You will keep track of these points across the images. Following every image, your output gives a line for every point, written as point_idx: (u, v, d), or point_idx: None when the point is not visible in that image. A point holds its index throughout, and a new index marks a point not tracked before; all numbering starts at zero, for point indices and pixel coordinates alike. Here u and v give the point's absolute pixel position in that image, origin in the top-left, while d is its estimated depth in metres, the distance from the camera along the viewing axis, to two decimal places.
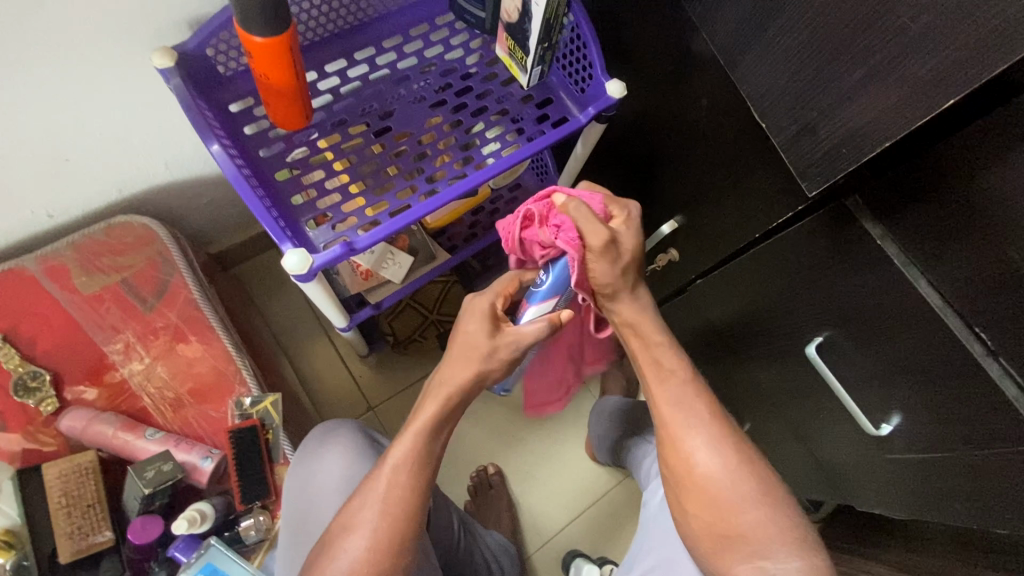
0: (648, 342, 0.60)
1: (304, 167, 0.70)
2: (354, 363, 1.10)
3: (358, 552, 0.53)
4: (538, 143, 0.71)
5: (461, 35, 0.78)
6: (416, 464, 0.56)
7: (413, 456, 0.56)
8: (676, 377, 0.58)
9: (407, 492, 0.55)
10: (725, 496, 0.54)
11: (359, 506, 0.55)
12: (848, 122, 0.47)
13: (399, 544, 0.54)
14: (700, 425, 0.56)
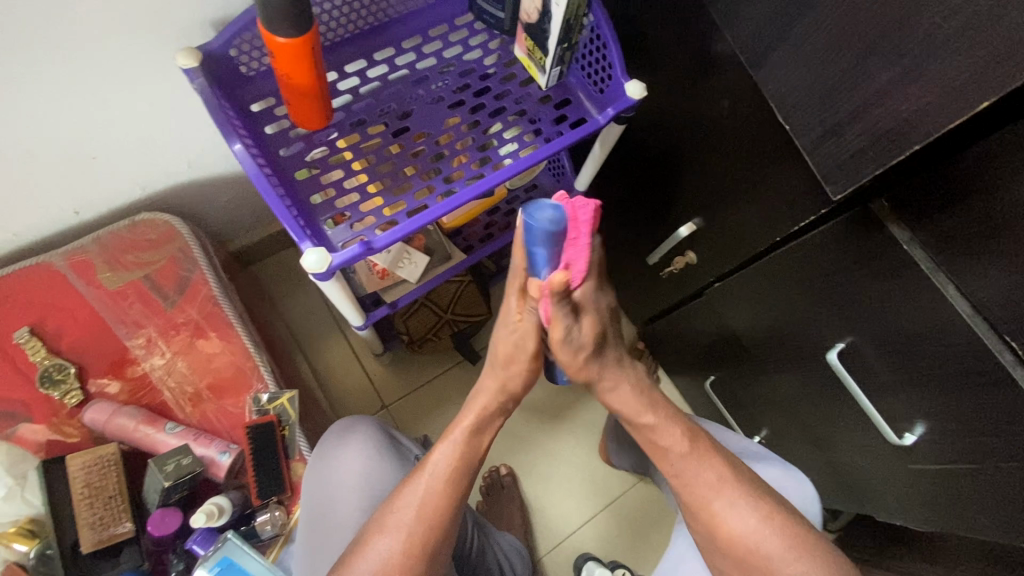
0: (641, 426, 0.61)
1: (323, 167, 0.71)
2: (369, 361, 1.11)
3: (392, 554, 0.54)
4: (555, 144, 0.70)
5: (480, 35, 0.78)
6: (454, 475, 0.57)
7: (452, 466, 0.57)
8: (676, 454, 0.59)
9: (448, 502, 0.56)
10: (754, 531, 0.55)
11: (394, 508, 0.56)
12: (875, 125, 0.46)
13: (425, 548, 0.55)
14: (721, 489, 0.58)
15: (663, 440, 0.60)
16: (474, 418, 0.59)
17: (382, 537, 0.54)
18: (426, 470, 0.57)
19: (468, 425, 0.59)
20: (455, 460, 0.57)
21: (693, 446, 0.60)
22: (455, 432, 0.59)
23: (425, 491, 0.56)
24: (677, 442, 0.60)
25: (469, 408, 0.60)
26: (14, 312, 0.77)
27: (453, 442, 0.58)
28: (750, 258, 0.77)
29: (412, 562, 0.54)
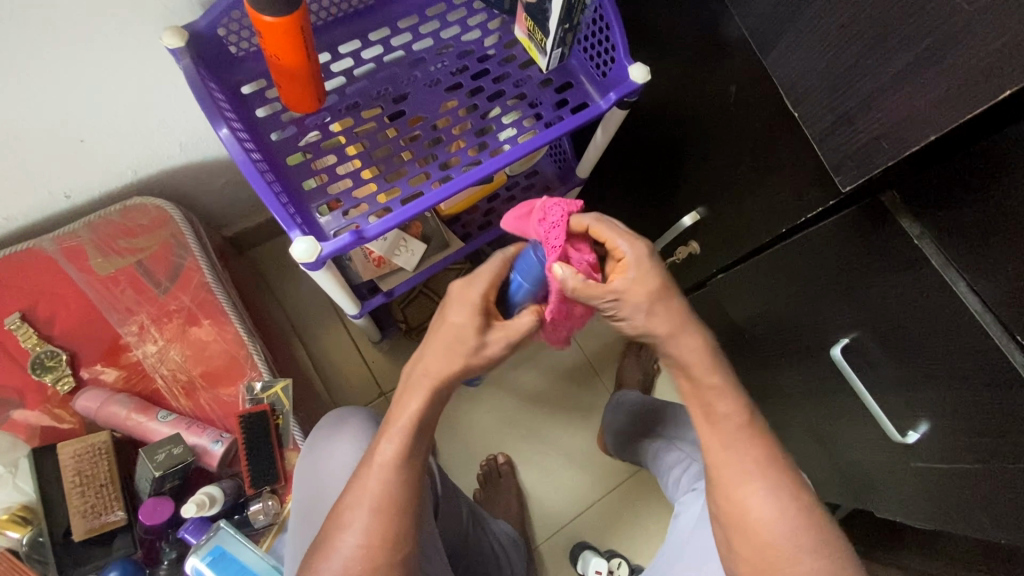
0: (703, 386, 0.54)
1: (316, 152, 0.69)
2: (367, 349, 1.10)
3: (353, 550, 0.52)
4: (554, 129, 0.68)
5: (479, 15, 0.75)
6: (403, 464, 0.54)
7: (400, 457, 0.54)
8: (727, 419, 0.55)
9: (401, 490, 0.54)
10: None
11: (352, 504, 0.54)
12: (887, 115, 0.44)
13: (384, 539, 0.53)
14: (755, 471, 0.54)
15: (721, 402, 0.54)
16: (414, 408, 0.54)
17: (339, 534, 0.53)
18: (373, 463, 0.54)
19: (411, 414, 0.54)
20: (402, 450, 0.54)
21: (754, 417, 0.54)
22: (395, 424, 0.54)
23: (378, 486, 0.54)
24: (737, 411, 0.54)
25: (405, 398, 0.55)
26: (6, 297, 0.76)
27: (396, 432, 0.54)
28: (755, 249, 0.75)
29: (375, 555, 0.53)
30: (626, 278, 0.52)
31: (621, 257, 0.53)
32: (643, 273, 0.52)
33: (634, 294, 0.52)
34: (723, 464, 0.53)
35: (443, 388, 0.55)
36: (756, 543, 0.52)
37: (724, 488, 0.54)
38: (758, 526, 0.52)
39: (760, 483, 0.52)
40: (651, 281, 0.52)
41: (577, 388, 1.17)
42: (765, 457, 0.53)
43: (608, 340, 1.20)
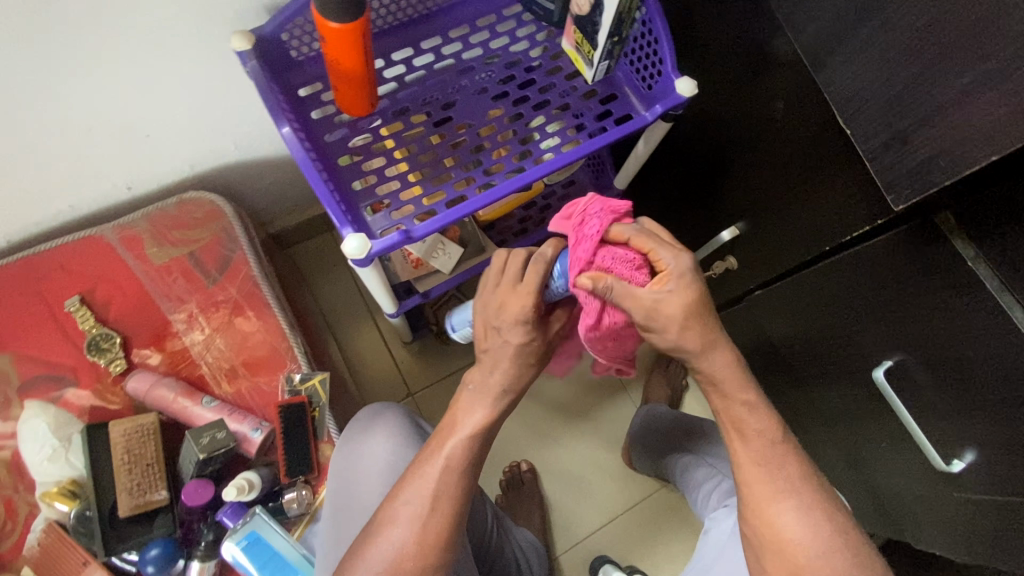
0: (733, 402, 0.54)
1: (365, 153, 0.71)
2: (397, 349, 1.12)
3: (405, 544, 0.53)
4: (599, 140, 0.69)
5: (528, 26, 0.77)
6: (462, 466, 0.55)
7: (459, 460, 0.55)
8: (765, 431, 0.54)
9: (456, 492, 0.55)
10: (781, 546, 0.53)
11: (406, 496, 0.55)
12: (947, 133, 0.43)
13: (433, 535, 0.54)
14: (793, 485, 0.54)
15: (755, 418, 0.53)
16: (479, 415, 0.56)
17: (391, 525, 0.54)
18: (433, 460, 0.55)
19: (484, 418, 0.56)
20: (464, 454, 0.55)
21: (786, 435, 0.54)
22: (460, 429, 0.56)
23: (436, 485, 0.54)
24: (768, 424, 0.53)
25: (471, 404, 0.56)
26: (67, 281, 0.80)
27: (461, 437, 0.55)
28: (796, 266, 0.74)
29: (426, 550, 0.53)
30: (665, 288, 0.50)
31: (663, 271, 0.51)
32: (681, 289, 0.50)
33: (671, 307, 0.50)
34: (753, 484, 0.53)
35: (505, 399, 0.57)
36: (792, 561, 0.51)
37: (750, 506, 0.53)
38: (785, 547, 0.51)
39: (788, 502, 0.52)
40: (692, 297, 0.50)
41: (603, 399, 1.16)
42: (796, 479, 0.52)
43: (637, 353, 1.19)
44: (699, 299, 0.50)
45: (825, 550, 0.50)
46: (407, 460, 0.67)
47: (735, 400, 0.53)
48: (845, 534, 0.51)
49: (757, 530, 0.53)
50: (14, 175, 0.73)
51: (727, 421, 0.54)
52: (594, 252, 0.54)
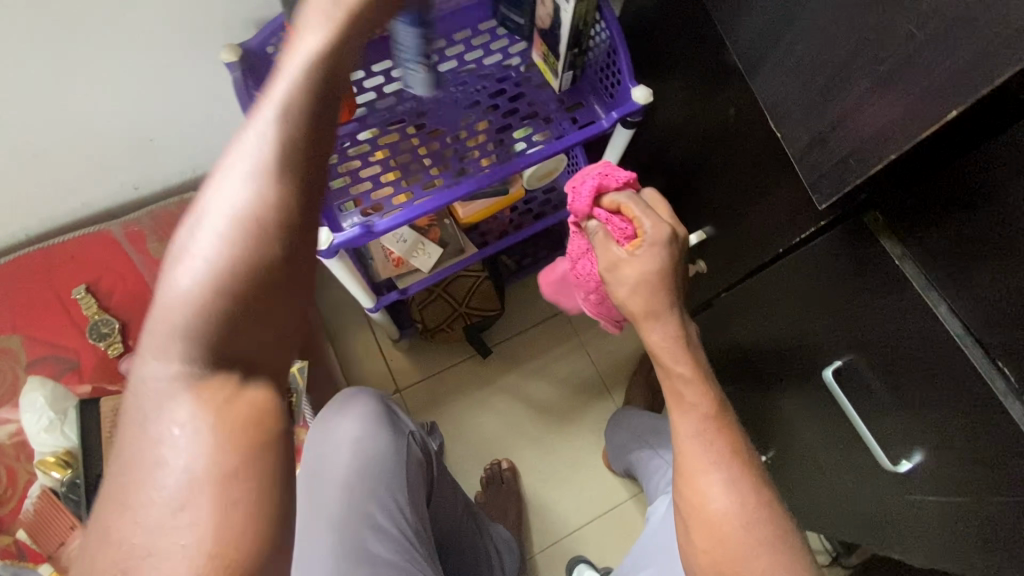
0: (670, 372, 0.62)
1: (343, 156, 0.76)
2: (388, 348, 1.18)
3: None
4: (558, 144, 0.73)
5: (501, 40, 0.82)
6: (212, 339, 0.40)
7: (203, 325, 0.40)
8: (697, 411, 0.60)
9: (216, 378, 0.39)
10: (715, 530, 0.56)
11: (135, 421, 0.39)
12: (856, 134, 0.46)
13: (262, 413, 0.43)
14: (727, 471, 0.57)
15: (690, 392, 0.60)
16: (219, 256, 0.40)
17: None
18: (153, 358, 0.40)
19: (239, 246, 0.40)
20: (202, 318, 0.39)
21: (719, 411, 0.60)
22: (170, 289, 0.40)
23: (180, 356, 0.39)
24: (703, 401, 0.60)
25: (204, 249, 0.40)
26: (75, 270, 0.87)
27: (184, 298, 0.40)
28: (754, 268, 0.76)
29: None
30: (637, 250, 0.64)
31: (641, 236, 0.65)
32: (649, 256, 0.64)
33: (634, 266, 0.64)
34: (689, 453, 0.59)
35: (282, 226, 0.42)
36: (721, 536, 0.56)
37: (688, 480, 0.58)
38: (713, 519, 0.56)
39: (718, 474, 0.57)
40: (655, 264, 0.63)
41: (586, 402, 1.18)
42: (722, 450, 0.58)
43: (621, 358, 1.21)
44: (662, 268, 0.63)
45: (747, 529, 0.55)
46: (375, 443, 0.72)
47: (672, 373, 0.61)
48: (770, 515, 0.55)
49: (691, 502, 0.58)
50: (33, 175, 0.82)
51: (669, 393, 0.62)
52: (587, 206, 0.70)
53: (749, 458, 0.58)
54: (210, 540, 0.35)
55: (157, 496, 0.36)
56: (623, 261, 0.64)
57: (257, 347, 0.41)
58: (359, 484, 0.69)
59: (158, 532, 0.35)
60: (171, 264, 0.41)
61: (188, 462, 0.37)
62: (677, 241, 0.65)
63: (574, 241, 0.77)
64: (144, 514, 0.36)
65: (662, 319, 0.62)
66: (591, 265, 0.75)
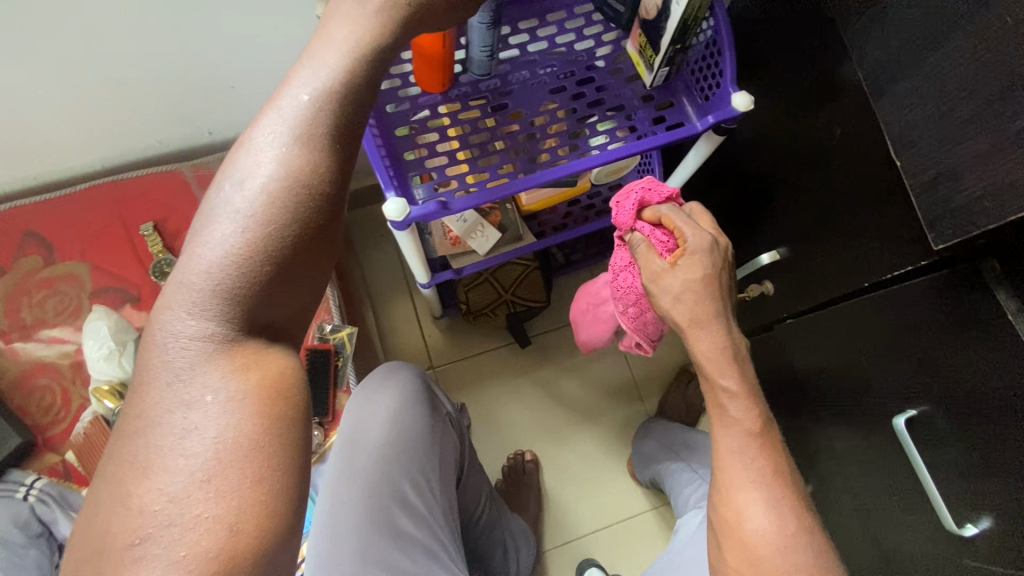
0: (714, 386, 0.58)
1: (421, 127, 0.74)
2: (427, 324, 1.18)
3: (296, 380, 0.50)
4: (625, 150, 0.70)
5: (596, 27, 0.79)
6: (245, 303, 0.39)
7: (237, 287, 0.38)
8: (740, 427, 0.56)
9: (244, 342, 0.39)
10: (756, 557, 0.52)
11: (153, 380, 0.37)
12: (997, 175, 0.42)
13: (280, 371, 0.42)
14: (774, 502, 0.53)
15: (733, 407, 0.57)
16: (262, 215, 0.39)
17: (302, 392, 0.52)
18: (180, 314, 0.38)
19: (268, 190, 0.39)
20: (237, 275, 0.38)
21: (764, 430, 0.56)
22: (207, 243, 0.39)
23: (205, 317, 0.38)
24: (748, 418, 0.56)
25: (242, 207, 0.39)
26: (147, 208, 0.89)
27: (222, 254, 0.38)
28: (829, 300, 0.73)
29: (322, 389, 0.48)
30: (683, 257, 0.62)
31: (685, 246, 0.63)
32: (696, 264, 0.61)
33: (680, 276, 0.61)
34: (730, 468, 0.55)
35: (325, 193, 0.41)
36: (755, 559, 0.52)
37: (724, 496, 0.55)
38: (747, 538, 0.53)
39: (757, 494, 0.53)
40: (699, 272, 0.60)
41: (618, 406, 1.16)
42: (761, 471, 0.54)
43: (661, 367, 1.19)
44: (710, 276, 0.61)
45: (784, 557, 0.51)
46: (411, 419, 0.71)
47: (717, 386, 0.58)
48: (815, 555, 0.52)
49: (725, 520, 0.55)
50: (118, 108, 0.83)
51: (711, 405, 0.59)
52: (631, 221, 0.69)
53: (794, 484, 0.55)
54: (235, 511, 0.34)
55: (182, 462, 0.35)
56: (666, 271, 0.62)
57: (286, 314, 0.41)
58: (395, 459, 0.68)
59: (184, 498, 0.34)
60: (209, 219, 0.39)
61: (217, 428, 0.36)
62: (719, 249, 0.63)
63: (616, 254, 0.75)
64: (168, 481, 0.34)
65: (712, 329, 0.59)
66: (631, 279, 0.72)
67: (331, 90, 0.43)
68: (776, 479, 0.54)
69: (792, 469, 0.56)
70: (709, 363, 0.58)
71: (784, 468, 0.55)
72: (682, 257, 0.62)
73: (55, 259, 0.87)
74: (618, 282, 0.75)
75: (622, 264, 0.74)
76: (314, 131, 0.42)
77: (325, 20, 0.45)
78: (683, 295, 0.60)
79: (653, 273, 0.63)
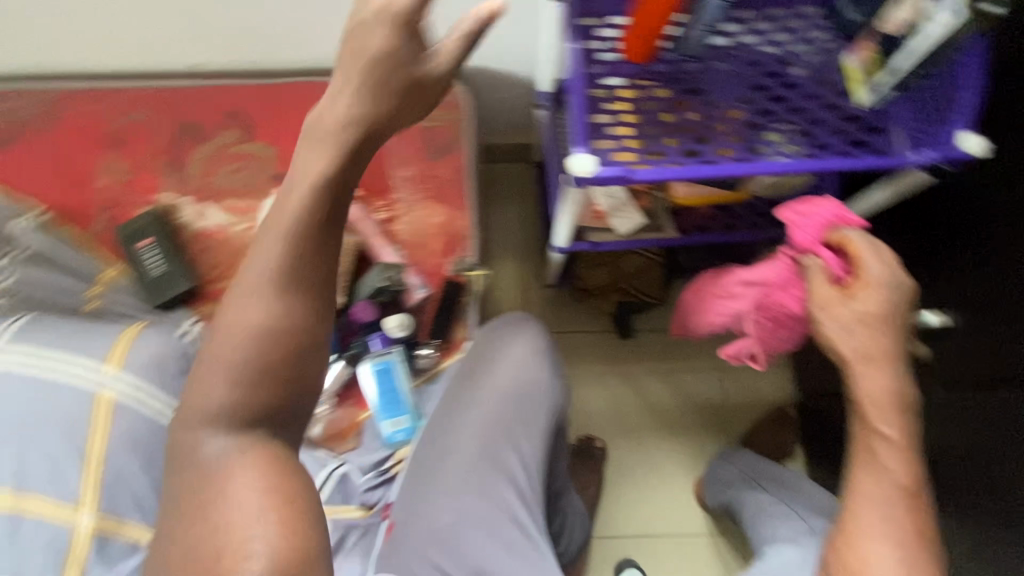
0: (870, 432, 0.58)
1: (610, 96, 0.74)
2: (530, 290, 1.17)
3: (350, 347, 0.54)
4: (821, 165, 0.67)
5: (819, 33, 0.75)
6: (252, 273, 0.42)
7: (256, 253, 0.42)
8: (893, 481, 0.56)
9: (227, 307, 0.42)
10: None
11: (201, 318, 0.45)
12: None
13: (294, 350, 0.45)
14: (907, 560, 0.53)
15: (889, 457, 0.57)
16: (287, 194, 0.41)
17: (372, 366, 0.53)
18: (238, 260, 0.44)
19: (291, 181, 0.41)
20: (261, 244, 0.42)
21: (915, 489, 0.56)
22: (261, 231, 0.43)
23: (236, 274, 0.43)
24: (903, 471, 0.56)
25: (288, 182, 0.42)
26: None
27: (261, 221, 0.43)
28: (989, 381, 0.69)
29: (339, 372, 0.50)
30: (867, 292, 0.60)
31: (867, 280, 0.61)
32: (879, 301, 0.60)
33: (859, 309, 0.60)
34: (869, 518, 0.55)
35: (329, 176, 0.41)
36: None
37: (848, 539, 0.55)
38: None
39: (889, 548, 0.54)
40: (882, 309, 0.60)
41: (701, 424, 1.14)
42: (902, 530, 0.54)
43: (755, 399, 1.15)
44: (891, 315, 0.60)
45: None
46: (539, 372, 0.73)
47: (873, 430, 0.58)
48: None
49: (847, 562, 0.55)
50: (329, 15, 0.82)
51: (859, 447, 0.59)
52: (812, 241, 0.65)
53: (930, 550, 0.54)
54: (259, 478, 0.42)
55: (206, 413, 0.42)
56: (846, 301, 0.61)
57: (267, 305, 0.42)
58: (519, 405, 0.71)
59: (221, 453, 0.42)
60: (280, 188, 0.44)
61: (215, 394, 0.42)
62: (903, 288, 0.61)
63: (772, 268, 0.70)
64: (211, 436, 0.43)
65: (881, 370, 0.59)
66: (789, 299, 0.70)
67: (375, 65, 0.41)
68: (916, 541, 0.54)
69: (930, 534, 0.55)
70: (873, 408, 0.58)
71: (925, 533, 0.55)
72: (863, 290, 0.61)
73: (249, 136, 0.90)
74: (769, 297, 0.71)
75: (778, 280, 0.70)
76: (347, 116, 0.41)
77: (355, 19, 0.41)
78: (854, 328, 0.60)
79: (833, 303, 0.62)
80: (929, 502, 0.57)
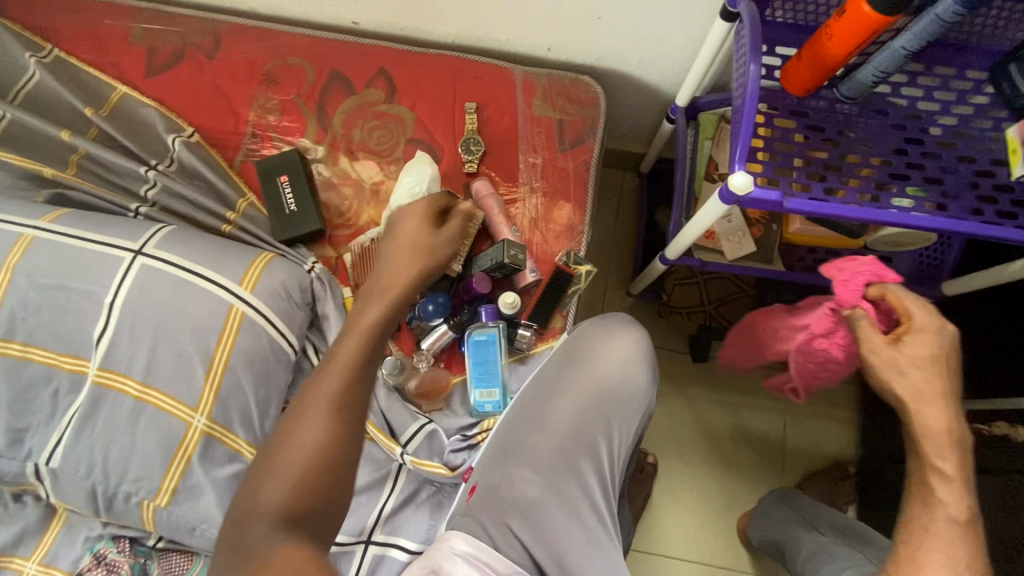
0: (926, 465, 0.56)
1: (766, 121, 0.74)
2: (613, 295, 1.19)
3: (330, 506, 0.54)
4: (969, 226, 0.66)
5: (984, 97, 0.74)
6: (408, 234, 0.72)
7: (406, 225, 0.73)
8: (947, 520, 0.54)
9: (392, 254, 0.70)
10: None
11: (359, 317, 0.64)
12: None
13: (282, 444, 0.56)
14: None
15: (944, 491, 0.55)
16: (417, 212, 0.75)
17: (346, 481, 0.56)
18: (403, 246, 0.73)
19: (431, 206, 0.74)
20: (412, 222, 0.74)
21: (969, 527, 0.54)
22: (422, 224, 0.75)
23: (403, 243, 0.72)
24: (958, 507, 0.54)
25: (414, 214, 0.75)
26: (475, 90, 0.94)
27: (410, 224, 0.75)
28: None
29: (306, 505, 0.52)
30: (916, 343, 0.59)
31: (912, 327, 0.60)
32: (932, 347, 0.58)
33: (910, 355, 0.58)
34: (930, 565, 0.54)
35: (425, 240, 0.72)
36: None
37: None
38: None
39: None
40: (937, 350, 0.58)
41: (757, 462, 1.13)
42: None
43: (816, 450, 1.13)
44: (948, 359, 0.58)
45: None
46: (636, 371, 0.77)
47: (930, 464, 0.56)
48: None
49: None
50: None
51: (914, 483, 0.57)
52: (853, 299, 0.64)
53: None
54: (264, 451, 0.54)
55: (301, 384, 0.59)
56: (895, 352, 0.59)
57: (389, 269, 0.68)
58: (613, 397, 0.75)
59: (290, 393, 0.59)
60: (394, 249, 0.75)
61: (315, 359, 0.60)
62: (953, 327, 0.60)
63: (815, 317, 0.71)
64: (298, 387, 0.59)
65: (941, 408, 0.57)
66: (840, 342, 0.70)
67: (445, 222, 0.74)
68: None
69: None
70: (958, 460, 0.56)
71: None
72: (911, 337, 0.59)
73: (394, 99, 0.94)
74: (818, 339, 0.73)
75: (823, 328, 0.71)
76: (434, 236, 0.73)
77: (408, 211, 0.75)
78: (909, 370, 0.58)
79: (882, 356, 0.60)
80: (985, 542, 0.54)
